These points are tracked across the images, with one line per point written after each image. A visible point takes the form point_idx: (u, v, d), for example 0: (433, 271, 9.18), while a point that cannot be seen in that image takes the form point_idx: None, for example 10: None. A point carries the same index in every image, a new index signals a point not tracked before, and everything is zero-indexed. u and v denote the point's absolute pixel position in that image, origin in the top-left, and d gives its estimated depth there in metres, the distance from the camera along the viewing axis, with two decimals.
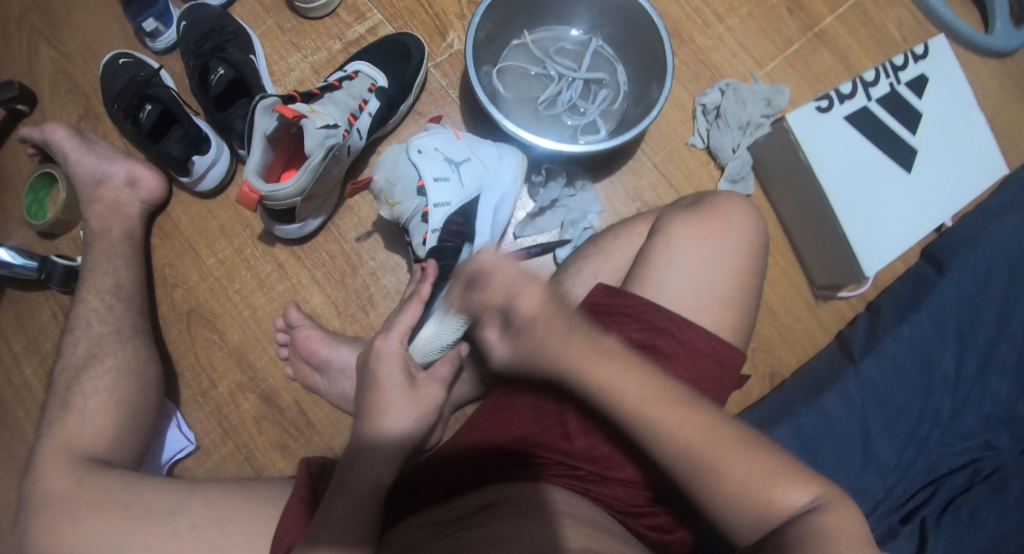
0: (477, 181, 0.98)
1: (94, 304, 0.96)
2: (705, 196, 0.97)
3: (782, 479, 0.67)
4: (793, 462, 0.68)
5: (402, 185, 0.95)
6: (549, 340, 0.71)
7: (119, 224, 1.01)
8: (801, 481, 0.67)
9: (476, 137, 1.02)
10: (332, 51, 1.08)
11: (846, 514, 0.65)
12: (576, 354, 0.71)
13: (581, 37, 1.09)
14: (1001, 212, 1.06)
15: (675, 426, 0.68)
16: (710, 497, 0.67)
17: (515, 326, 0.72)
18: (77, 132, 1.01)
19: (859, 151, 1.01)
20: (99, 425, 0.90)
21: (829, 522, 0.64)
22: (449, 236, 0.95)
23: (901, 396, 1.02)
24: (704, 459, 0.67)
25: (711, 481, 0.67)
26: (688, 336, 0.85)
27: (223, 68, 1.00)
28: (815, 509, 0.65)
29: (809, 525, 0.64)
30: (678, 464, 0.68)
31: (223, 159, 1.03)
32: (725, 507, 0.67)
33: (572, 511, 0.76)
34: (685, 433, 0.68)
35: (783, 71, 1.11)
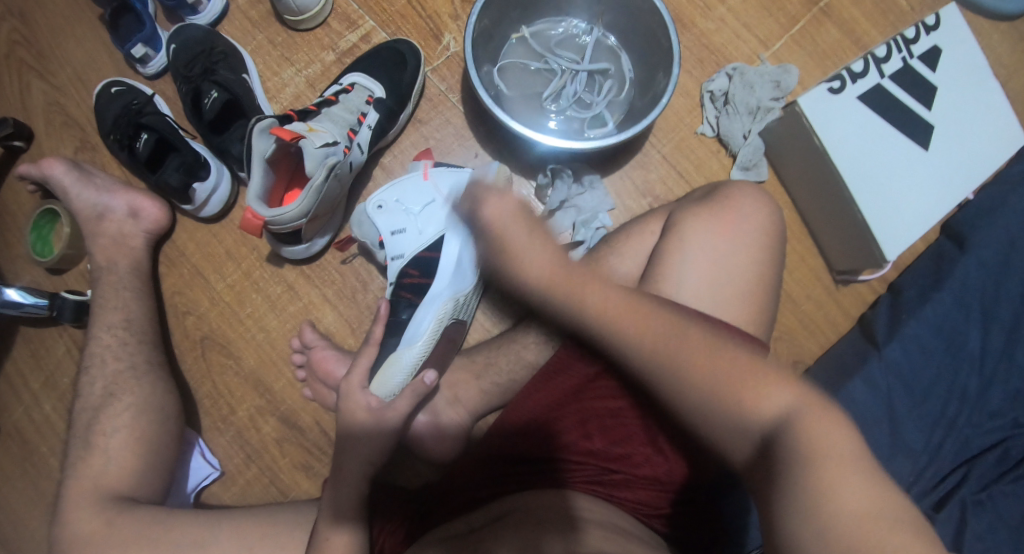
0: (438, 223, 0.94)
1: (107, 340, 0.95)
2: (718, 187, 0.94)
3: (777, 385, 0.63)
4: (779, 369, 0.65)
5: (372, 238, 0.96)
6: (513, 239, 0.66)
7: (125, 257, 1.00)
8: (782, 384, 0.63)
9: (453, 170, 0.97)
10: (326, 62, 1.06)
11: (828, 419, 0.61)
12: (555, 282, 0.67)
13: (583, 29, 1.05)
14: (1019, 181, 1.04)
15: (637, 339, 0.68)
16: (708, 411, 0.65)
17: (501, 211, 0.66)
18: (75, 165, 1.00)
19: (874, 131, 0.98)
20: (121, 463, 0.90)
21: (808, 430, 0.60)
22: (403, 291, 0.93)
23: (928, 378, 1.00)
24: (672, 360, 0.67)
25: (682, 383, 0.66)
26: None
27: (216, 90, 0.99)
28: (791, 413, 0.61)
29: (789, 430, 0.61)
30: (652, 371, 0.67)
31: (224, 184, 1.02)
32: (712, 419, 0.64)
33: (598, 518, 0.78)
34: (648, 339, 0.67)
35: (790, 51, 1.08)
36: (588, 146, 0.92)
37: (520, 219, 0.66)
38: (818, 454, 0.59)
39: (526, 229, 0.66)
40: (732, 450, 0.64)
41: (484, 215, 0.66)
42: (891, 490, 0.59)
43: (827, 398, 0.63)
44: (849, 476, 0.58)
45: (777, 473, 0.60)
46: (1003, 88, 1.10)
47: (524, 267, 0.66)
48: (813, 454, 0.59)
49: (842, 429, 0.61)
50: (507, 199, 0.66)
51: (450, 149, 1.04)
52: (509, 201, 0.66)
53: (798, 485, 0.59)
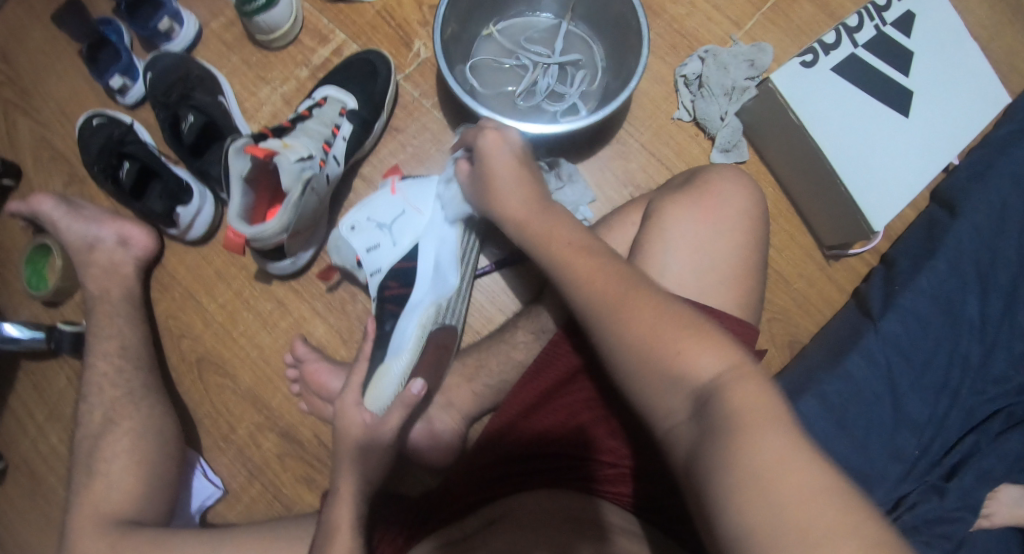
0: (411, 234, 0.95)
1: (103, 368, 0.97)
2: (696, 170, 0.93)
3: (723, 370, 0.59)
4: (719, 334, 0.62)
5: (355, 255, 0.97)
6: (495, 177, 0.77)
7: (117, 284, 1.01)
8: (720, 353, 0.60)
9: (419, 180, 0.98)
10: (300, 79, 1.07)
11: (757, 390, 0.58)
12: (527, 214, 0.74)
13: (553, 20, 1.06)
14: (1005, 142, 1.03)
15: (591, 276, 0.68)
16: (642, 373, 0.63)
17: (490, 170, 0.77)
18: (63, 199, 1.01)
19: (852, 102, 0.97)
20: (125, 487, 0.91)
21: (733, 397, 0.57)
22: (386, 303, 0.92)
23: (927, 347, 0.98)
24: (616, 320, 0.65)
25: (620, 334, 0.64)
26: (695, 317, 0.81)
27: (193, 114, 1.00)
28: (721, 379, 0.59)
29: (719, 395, 0.58)
30: (592, 323, 0.67)
31: (208, 206, 1.03)
32: (660, 391, 0.61)
33: (590, 515, 0.77)
34: (594, 293, 0.67)
35: (763, 29, 1.07)
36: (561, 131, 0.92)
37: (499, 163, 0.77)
38: (743, 422, 0.55)
39: (509, 193, 0.76)
40: (665, 420, 0.61)
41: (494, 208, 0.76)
42: (817, 457, 0.54)
43: (763, 372, 0.60)
44: (778, 440, 0.54)
45: (711, 435, 0.56)
46: (984, 49, 1.08)
47: (505, 213, 0.75)
48: (744, 425, 0.55)
49: (777, 408, 0.57)
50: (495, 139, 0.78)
51: (428, 155, 1.05)
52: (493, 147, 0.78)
53: (729, 447, 0.55)
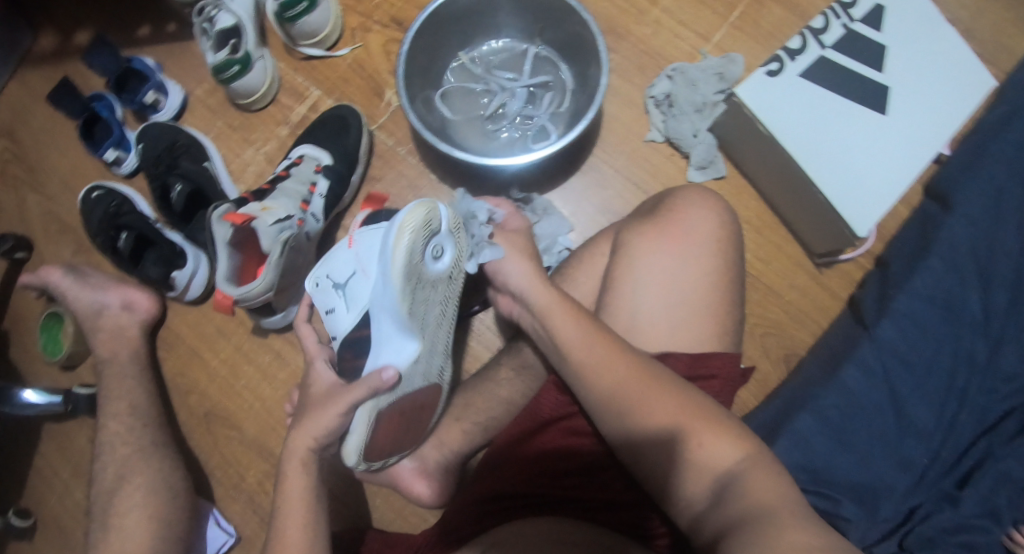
0: None
1: (115, 427, 1.02)
2: (665, 195, 0.93)
3: (741, 457, 0.66)
4: (732, 422, 0.69)
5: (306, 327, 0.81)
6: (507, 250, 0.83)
7: (125, 347, 1.07)
8: (735, 441, 0.67)
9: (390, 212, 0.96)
10: (281, 137, 1.11)
11: (770, 478, 0.64)
12: (543, 290, 0.79)
13: (518, 46, 1.05)
14: (997, 127, 0.99)
15: (609, 366, 0.74)
16: (662, 453, 0.69)
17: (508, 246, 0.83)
18: (70, 270, 1.08)
19: (823, 105, 0.95)
20: (139, 539, 0.95)
21: (754, 484, 0.64)
22: None
23: (928, 351, 0.95)
24: (641, 403, 0.71)
25: (637, 420, 0.71)
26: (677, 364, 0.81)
27: (180, 183, 1.04)
28: (739, 468, 0.65)
29: (737, 481, 0.64)
30: (617, 406, 0.72)
31: (203, 268, 1.08)
32: (681, 475, 0.68)
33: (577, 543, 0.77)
34: (617, 377, 0.73)
35: (732, 40, 1.05)
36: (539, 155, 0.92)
37: (521, 232, 0.83)
38: (768, 510, 0.61)
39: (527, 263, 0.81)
40: (686, 505, 0.67)
41: (507, 266, 0.81)
42: (826, 532, 0.59)
43: (772, 461, 0.66)
44: (796, 523, 0.59)
45: (731, 523, 0.62)
46: (966, 32, 1.05)
47: (522, 284, 0.80)
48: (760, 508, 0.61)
49: (789, 496, 0.63)
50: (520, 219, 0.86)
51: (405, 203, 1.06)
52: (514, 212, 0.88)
53: (753, 535, 0.59)
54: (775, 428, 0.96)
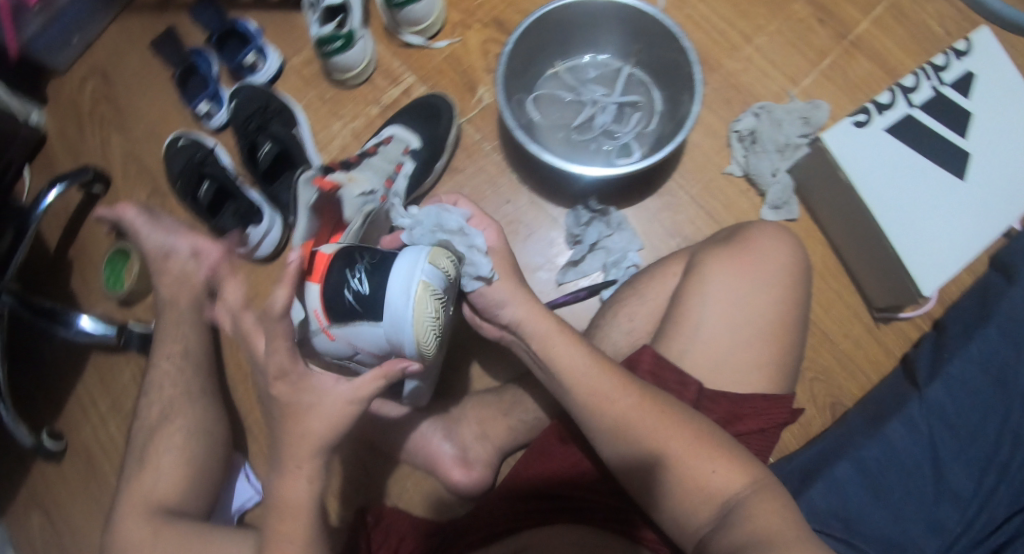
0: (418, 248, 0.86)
1: (166, 367, 1.04)
2: (740, 226, 0.94)
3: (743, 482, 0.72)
4: (736, 450, 0.74)
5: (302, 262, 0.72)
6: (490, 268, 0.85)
7: (186, 292, 1.09)
8: (738, 468, 0.73)
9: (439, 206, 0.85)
10: (370, 115, 1.14)
11: (772, 504, 0.70)
12: (540, 314, 0.83)
13: (615, 63, 1.08)
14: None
15: (607, 400, 0.77)
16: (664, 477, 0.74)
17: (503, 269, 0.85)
18: (144, 208, 1.09)
19: (906, 162, 0.96)
20: (173, 479, 0.96)
21: (756, 511, 0.70)
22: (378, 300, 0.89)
23: (975, 417, 0.95)
24: (638, 438, 0.75)
25: (643, 452, 0.75)
26: (731, 405, 0.84)
27: (269, 143, 1.06)
28: (743, 497, 0.71)
29: (742, 510, 0.70)
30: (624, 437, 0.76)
31: (276, 228, 1.10)
32: (686, 499, 0.73)
33: None
34: (621, 407, 0.76)
35: (820, 86, 1.08)
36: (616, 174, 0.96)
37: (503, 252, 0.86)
38: (773, 539, 0.67)
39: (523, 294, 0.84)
40: (687, 526, 0.73)
41: (496, 293, 0.84)
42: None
43: (773, 484, 0.72)
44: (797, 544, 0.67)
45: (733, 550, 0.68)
46: None
47: (517, 311, 0.83)
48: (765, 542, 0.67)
49: (789, 517, 0.69)
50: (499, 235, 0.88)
51: (482, 195, 1.09)
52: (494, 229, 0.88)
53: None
54: (811, 471, 0.96)
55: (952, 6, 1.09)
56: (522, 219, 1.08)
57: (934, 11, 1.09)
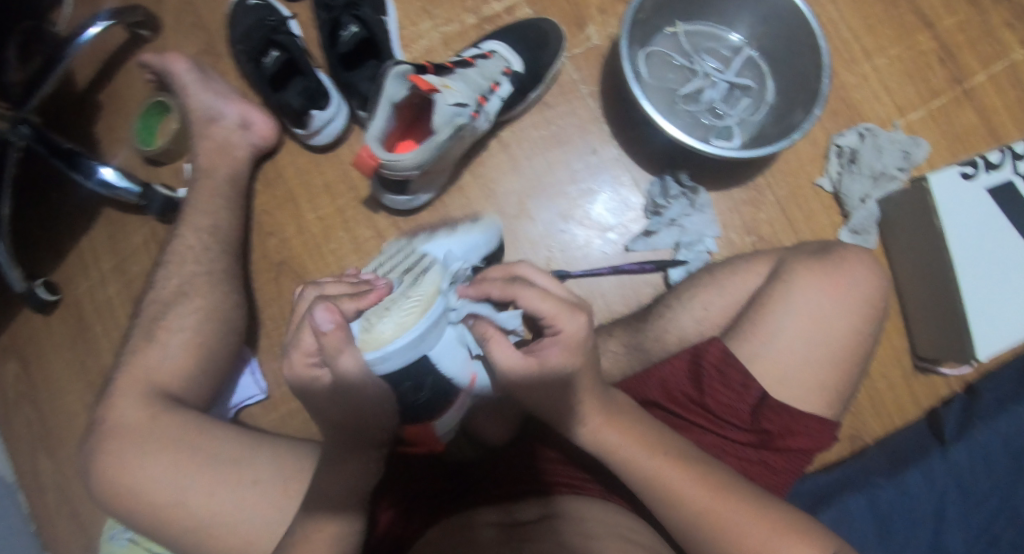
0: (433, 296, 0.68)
1: (191, 241, 0.95)
2: (830, 244, 0.93)
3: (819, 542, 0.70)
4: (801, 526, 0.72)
5: (346, 296, 0.65)
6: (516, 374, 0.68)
7: (225, 165, 0.99)
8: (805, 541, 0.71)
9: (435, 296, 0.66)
10: (465, 24, 1.05)
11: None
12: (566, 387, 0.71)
13: (737, 43, 1.04)
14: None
15: (683, 487, 0.72)
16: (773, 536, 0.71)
17: (543, 351, 0.69)
18: (197, 67, 1.00)
19: (997, 227, 0.93)
20: (180, 363, 0.89)
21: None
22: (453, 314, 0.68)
23: (987, 485, 0.96)
24: (719, 521, 0.71)
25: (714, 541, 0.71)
26: (787, 421, 0.84)
27: (355, 26, 0.98)
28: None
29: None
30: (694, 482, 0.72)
31: (340, 117, 1.01)
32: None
33: (638, 539, 0.80)
34: (699, 501, 0.72)
35: (925, 123, 1.05)
36: (710, 152, 0.92)
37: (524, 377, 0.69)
38: None
39: (531, 366, 0.68)
40: None
41: (493, 356, 0.68)
42: None
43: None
44: None
45: None
46: None
47: (510, 366, 0.68)
48: None
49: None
50: (582, 324, 0.69)
51: (568, 140, 1.05)
52: (552, 283, 0.72)
53: None
54: (825, 497, 0.96)
55: None
56: (604, 172, 1.04)
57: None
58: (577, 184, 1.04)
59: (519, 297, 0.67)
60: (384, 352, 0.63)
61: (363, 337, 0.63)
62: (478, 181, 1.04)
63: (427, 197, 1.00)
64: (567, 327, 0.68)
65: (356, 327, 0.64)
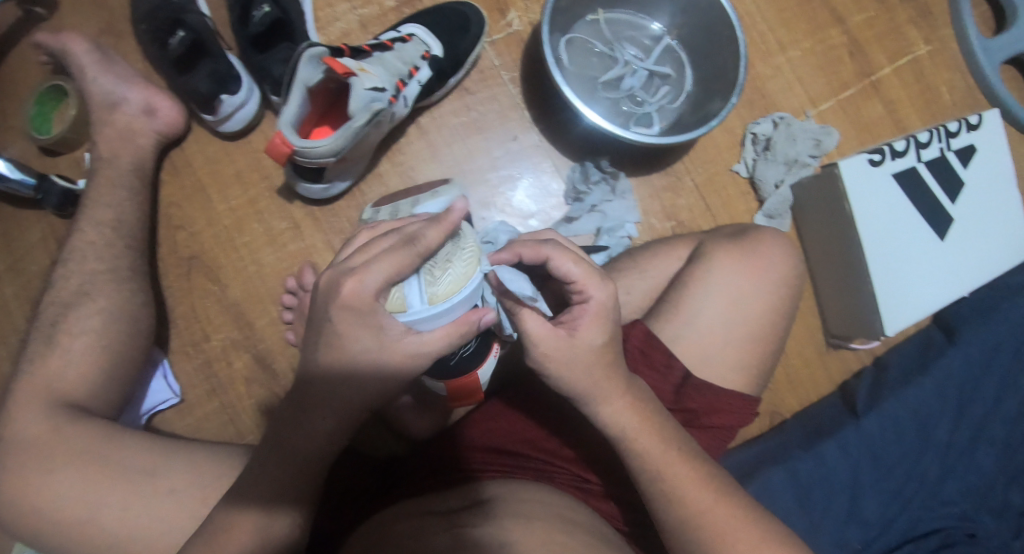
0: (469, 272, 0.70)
1: (92, 237, 0.90)
2: (747, 228, 0.96)
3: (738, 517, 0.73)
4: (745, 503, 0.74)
5: (430, 229, 0.67)
6: (551, 348, 0.71)
7: (128, 153, 0.94)
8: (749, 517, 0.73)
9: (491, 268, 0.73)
10: (384, 7, 1.02)
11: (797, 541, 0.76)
12: (602, 370, 0.73)
13: (657, 32, 1.06)
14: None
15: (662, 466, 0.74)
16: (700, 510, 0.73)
17: (577, 319, 0.72)
18: (98, 48, 0.95)
19: (902, 210, 0.98)
20: (83, 368, 0.84)
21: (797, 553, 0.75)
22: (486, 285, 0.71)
23: (896, 453, 1.01)
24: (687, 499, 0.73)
25: (682, 521, 0.74)
26: (710, 399, 0.86)
27: (268, 6, 0.95)
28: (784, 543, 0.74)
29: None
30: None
31: (252, 103, 0.97)
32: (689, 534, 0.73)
33: (574, 518, 0.80)
34: (678, 480, 0.74)
35: (834, 112, 1.09)
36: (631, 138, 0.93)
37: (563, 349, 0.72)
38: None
39: (562, 335, 0.71)
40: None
41: (526, 322, 0.71)
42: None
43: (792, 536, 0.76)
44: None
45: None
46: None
47: (540, 333, 0.71)
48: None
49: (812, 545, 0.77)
50: (610, 292, 0.72)
51: (489, 126, 1.04)
52: (577, 249, 0.74)
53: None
54: (747, 472, 0.99)
55: (963, 78, 1.11)
56: (525, 159, 1.04)
57: (948, 79, 1.11)
58: (498, 171, 1.03)
59: (551, 258, 0.71)
60: (453, 303, 0.68)
61: (429, 292, 0.68)
62: (397, 168, 1.02)
63: (342, 187, 0.98)
64: (596, 295, 0.71)
65: (419, 285, 0.68)
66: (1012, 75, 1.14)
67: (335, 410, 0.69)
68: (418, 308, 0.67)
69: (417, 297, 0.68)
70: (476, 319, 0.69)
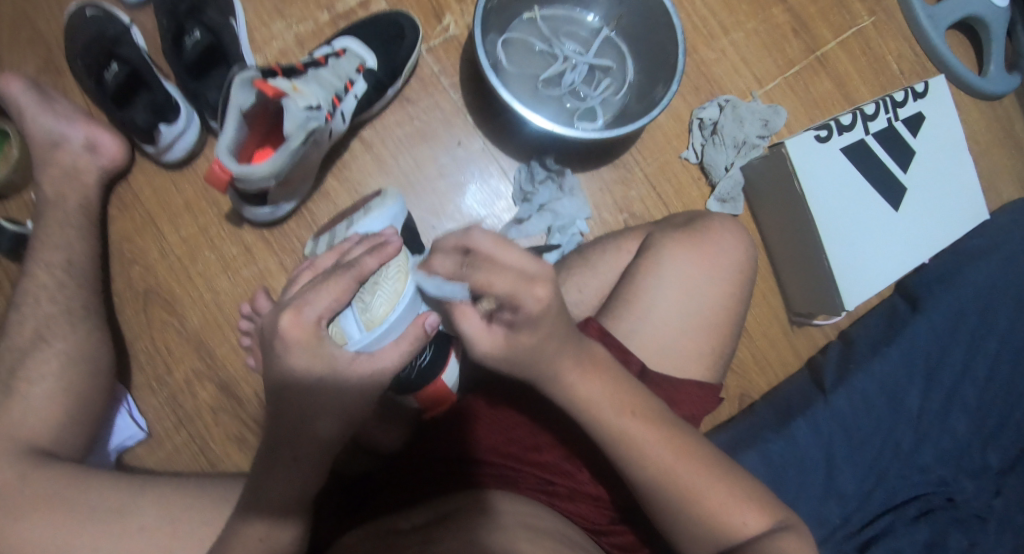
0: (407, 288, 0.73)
1: (44, 280, 0.90)
2: (697, 216, 0.96)
3: (712, 497, 0.73)
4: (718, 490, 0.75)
5: (368, 254, 0.69)
6: (479, 329, 0.68)
7: (74, 192, 0.94)
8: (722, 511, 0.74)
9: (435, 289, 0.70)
10: (319, 22, 1.02)
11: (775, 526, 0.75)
12: (549, 359, 0.70)
13: (595, 25, 1.06)
14: (981, 252, 1.05)
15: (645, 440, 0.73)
16: (664, 502, 0.73)
17: (512, 322, 0.67)
18: (36, 87, 0.94)
19: (852, 186, 0.98)
20: (45, 415, 0.85)
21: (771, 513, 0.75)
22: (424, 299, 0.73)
23: (868, 426, 1.01)
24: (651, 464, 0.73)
25: (645, 485, 0.73)
26: (669, 391, 0.85)
27: (200, 31, 0.95)
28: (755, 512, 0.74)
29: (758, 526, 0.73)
30: None
31: (192, 131, 0.97)
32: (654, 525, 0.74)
33: (538, 524, 0.80)
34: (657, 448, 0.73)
35: (781, 91, 1.09)
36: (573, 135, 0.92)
37: (506, 343, 0.68)
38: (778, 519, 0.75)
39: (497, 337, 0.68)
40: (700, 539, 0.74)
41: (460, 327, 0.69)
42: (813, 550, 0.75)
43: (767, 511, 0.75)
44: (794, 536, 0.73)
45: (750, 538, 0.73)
46: (979, 157, 1.12)
47: (478, 339, 0.69)
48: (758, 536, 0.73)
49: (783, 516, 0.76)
50: (542, 298, 0.64)
51: (434, 133, 1.04)
52: (504, 248, 0.65)
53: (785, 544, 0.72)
54: None
55: (910, 47, 1.11)
56: (471, 163, 1.04)
57: (894, 49, 1.10)
58: (445, 178, 1.03)
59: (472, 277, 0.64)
60: (389, 323, 0.71)
61: (365, 319, 0.71)
62: (345, 185, 1.02)
63: (287, 208, 0.97)
64: (529, 304, 0.64)
65: (353, 313, 0.71)
66: (959, 41, 1.14)
67: (307, 461, 0.72)
68: (358, 337, 0.71)
69: (354, 327, 0.71)
70: (416, 333, 0.72)
